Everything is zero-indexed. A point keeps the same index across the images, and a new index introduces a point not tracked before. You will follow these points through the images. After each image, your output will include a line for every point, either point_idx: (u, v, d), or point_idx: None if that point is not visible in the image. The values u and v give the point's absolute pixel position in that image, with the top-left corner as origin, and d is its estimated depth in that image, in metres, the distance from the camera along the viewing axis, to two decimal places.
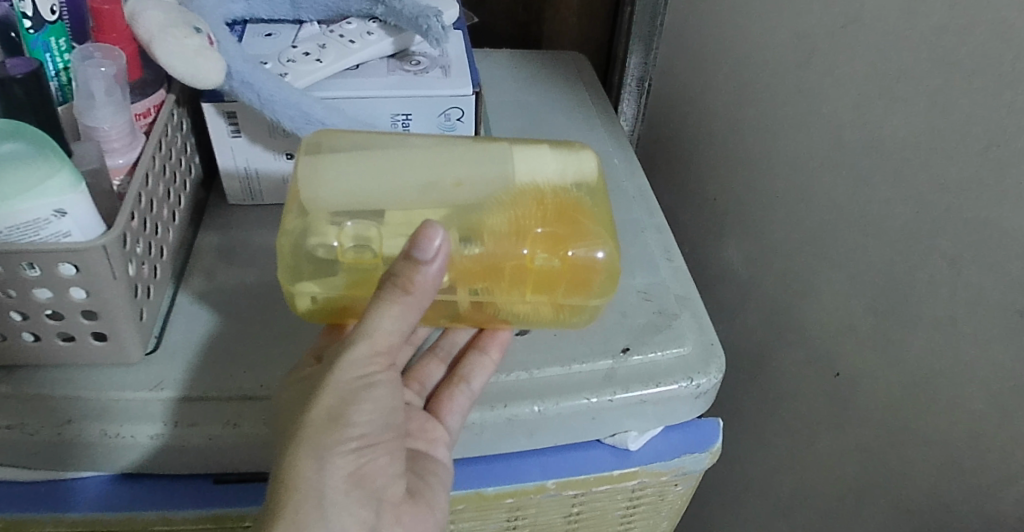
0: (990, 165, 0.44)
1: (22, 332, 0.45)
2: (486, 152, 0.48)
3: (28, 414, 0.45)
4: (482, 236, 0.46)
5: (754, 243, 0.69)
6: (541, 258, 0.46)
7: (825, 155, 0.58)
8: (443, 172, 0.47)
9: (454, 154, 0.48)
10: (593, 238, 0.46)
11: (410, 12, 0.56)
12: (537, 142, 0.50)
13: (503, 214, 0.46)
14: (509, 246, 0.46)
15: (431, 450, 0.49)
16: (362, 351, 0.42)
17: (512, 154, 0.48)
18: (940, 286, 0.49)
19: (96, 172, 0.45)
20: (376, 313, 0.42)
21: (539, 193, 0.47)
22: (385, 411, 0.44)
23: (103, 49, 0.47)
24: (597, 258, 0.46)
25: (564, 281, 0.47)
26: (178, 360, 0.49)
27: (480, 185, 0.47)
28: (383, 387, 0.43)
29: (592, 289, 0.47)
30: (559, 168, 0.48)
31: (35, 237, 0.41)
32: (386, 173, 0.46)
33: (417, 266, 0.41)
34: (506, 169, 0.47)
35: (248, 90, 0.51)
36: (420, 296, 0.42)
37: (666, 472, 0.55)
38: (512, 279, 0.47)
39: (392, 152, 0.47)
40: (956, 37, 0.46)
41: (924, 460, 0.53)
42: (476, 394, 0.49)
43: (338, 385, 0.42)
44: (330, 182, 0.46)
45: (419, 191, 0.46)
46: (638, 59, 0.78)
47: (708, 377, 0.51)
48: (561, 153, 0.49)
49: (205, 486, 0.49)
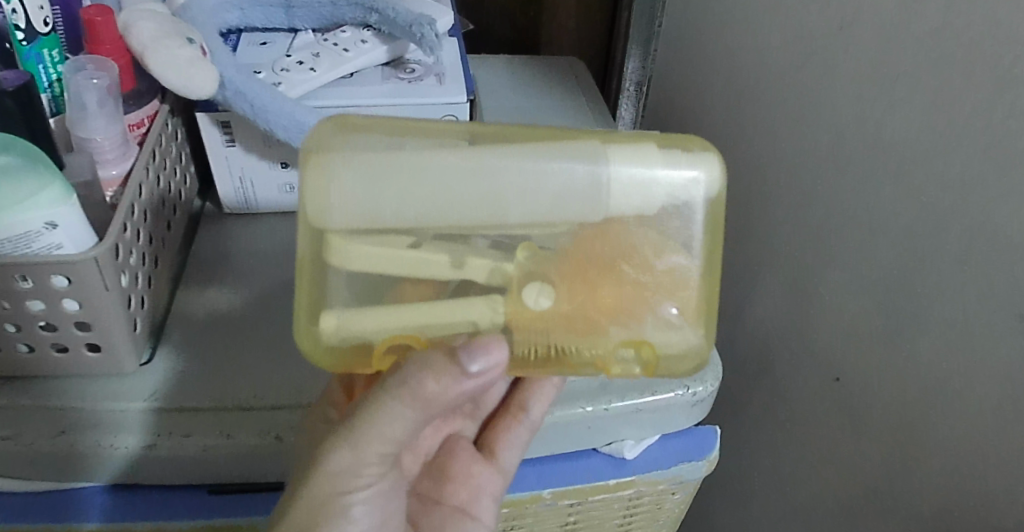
0: (990, 168, 0.44)
1: (17, 343, 0.45)
2: (570, 161, 0.39)
3: (22, 425, 0.45)
4: (551, 297, 0.40)
5: (754, 249, 0.68)
6: (619, 365, 0.41)
7: (824, 160, 0.57)
8: (505, 183, 0.38)
9: (528, 164, 0.39)
10: (681, 326, 0.41)
11: (404, 20, 0.56)
12: (640, 138, 0.40)
13: (573, 286, 0.40)
14: (587, 315, 0.40)
15: (473, 500, 0.50)
16: (343, 459, 0.40)
17: (608, 168, 0.39)
18: (939, 291, 0.49)
19: (89, 184, 0.45)
20: (373, 416, 0.39)
21: (625, 249, 0.40)
22: (366, 526, 0.43)
23: (96, 60, 0.47)
24: (686, 342, 0.41)
25: (651, 357, 0.41)
26: (173, 370, 0.49)
27: (552, 202, 0.39)
28: (363, 503, 0.42)
29: (676, 368, 0.43)
30: (662, 192, 0.39)
31: (28, 249, 0.41)
32: (443, 192, 0.38)
33: (458, 372, 0.37)
34: (592, 193, 0.39)
35: (240, 100, 0.51)
36: (432, 398, 0.38)
37: (663, 480, 0.54)
38: (583, 361, 0.41)
39: (450, 156, 0.38)
40: (953, 39, 0.45)
41: (926, 466, 0.53)
42: (536, 426, 0.48)
43: (317, 498, 0.41)
44: (361, 201, 0.38)
45: (477, 205, 0.39)
46: (636, 63, 0.78)
47: (704, 385, 0.50)
48: (675, 160, 0.40)
49: (200, 496, 0.49)
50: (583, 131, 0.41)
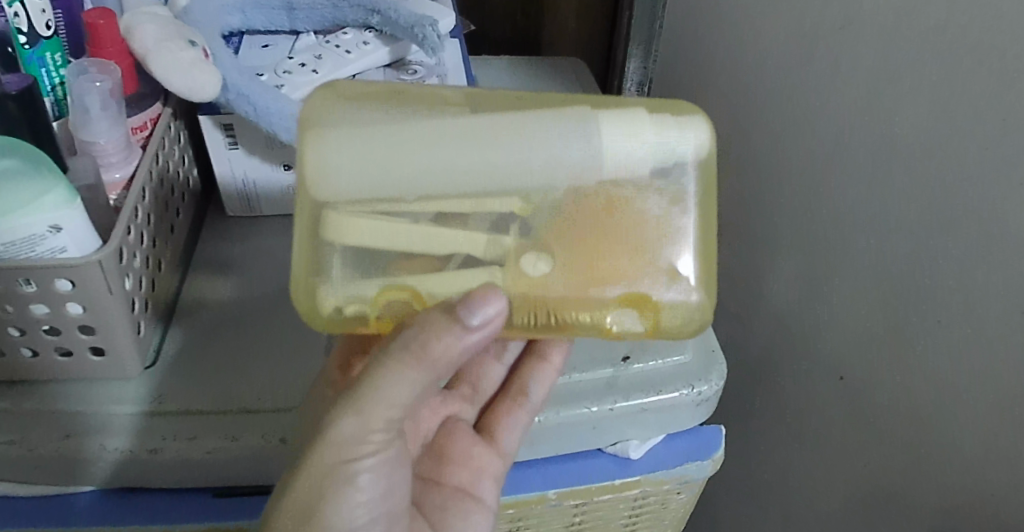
0: (994, 165, 0.44)
1: (21, 348, 0.45)
2: (561, 127, 0.39)
3: (27, 429, 0.45)
4: (550, 263, 0.41)
5: (757, 248, 0.68)
6: (619, 323, 0.41)
7: (827, 158, 0.57)
8: (501, 154, 0.39)
9: (518, 134, 0.39)
10: (687, 283, 0.41)
11: (405, 21, 0.56)
12: (631, 102, 0.41)
13: (576, 246, 0.40)
14: (588, 281, 0.41)
15: (476, 480, 0.49)
16: (351, 427, 0.40)
17: (600, 136, 0.39)
18: (945, 288, 0.49)
19: (91, 188, 0.45)
20: (376, 382, 0.39)
21: (624, 208, 0.40)
22: (375, 500, 0.42)
23: (98, 63, 0.47)
24: (691, 301, 0.41)
25: (653, 321, 0.42)
26: (176, 372, 0.49)
27: (548, 173, 0.39)
28: (373, 472, 0.42)
29: (679, 332, 0.43)
30: (658, 153, 0.40)
31: (32, 252, 0.41)
32: (436, 164, 0.39)
33: (458, 327, 0.38)
34: (587, 159, 0.39)
35: (243, 103, 0.50)
36: (437, 360, 0.38)
37: (669, 480, 0.54)
38: (582, 323, 0.41)
39: (441, 125, 0.39)
40: (957, 37, 0.45)
41: (932, 464, 0.53)
42: (536, 411, 0.49)
43: (324, 469, 0.40)
44: (357, 177, 0.38)
45: (472, 177, 0.39)
46: (637, 63, 0.77)
47: (709, 384, 0.50)
48: (666, 124, 0.40)
49: (205, 499, 0.49)
50: (574, 99, 0.41)
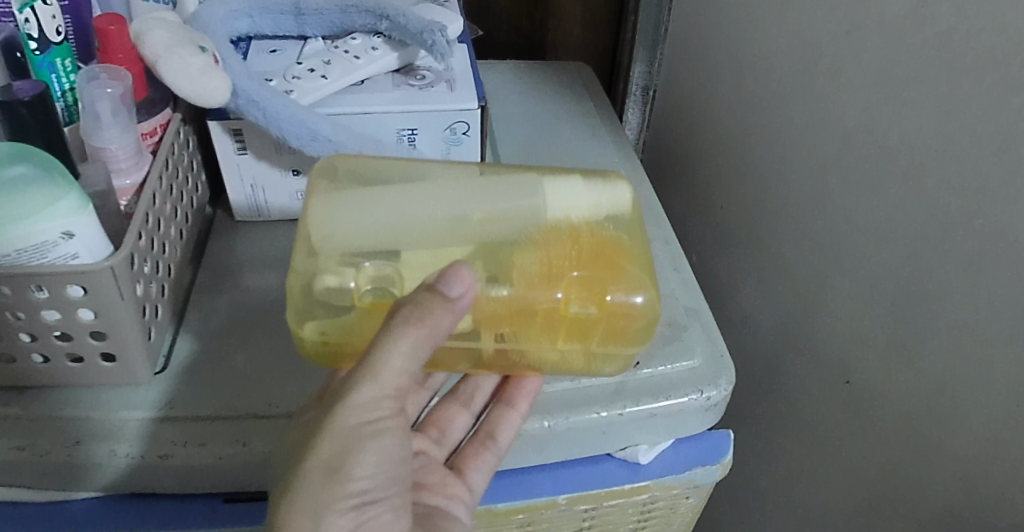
0: (999, 170, 0.44)
1: (32, 354, 0.45)
2: (513, 187, 0.44)
3: (38, 435, 0.45)
4: (511, 279, 0.43)
5: (762, 253, 0.68)
6: (576, 305, 0.43)
7: (833, 163, 0.57)
8: (469, 205, 0.44)
9: (481, 188, 0.45)
10: (634, 283, 0.44)
11: (414, 27, 0.56)
12: (572, 172, 0.46)
13: (535, 255, 0.43)
14: (542, 289, 0.43)
15: (450, 507, 0.49)
16: (368, 392, 0.40)
17: (544, 185, 0.45)
18: (950, 294, 0.49)
19: (103, 195, 0.45)
20: (385, 348, 0.39)
21: (574, 231, 0.44)
22: (388, 463, 0.43)
23: (109, 69, 0.47)
24: (636, 304, 0.43)
25: (601, 328, 0.44)
26: (186, 378, 0.49)
27: (510, 222, 0.44)
28: (389, 435, 0.42)
29: (629, 338, 0.45)
30: (594, 200, 0.45)
31: (44, 259, 0.41)
32: (409, 212, 0.43)
33: (443, 300, 0.39)
34: (535, 208, 0.44)
35: (253, 108, 0.51)
36: (438, 333, 0.40)
37: (678, 485, 0.54)
38: (543, 325, 0.44)
39: (414, 186, 0.45)
40: (963, 42, 0.45)
41: (938, 468, 0.53)
42: (504, 452, 0.50)
43: (343, 432, 0.41)
44: (342, 225, 0.43)
45: (445, 227, 0.44)
46: (643, 68, 0.79)
47: (718, 389, 0.50)
48: (599, 187, 0.46)
49: (215, 504, 0.48)
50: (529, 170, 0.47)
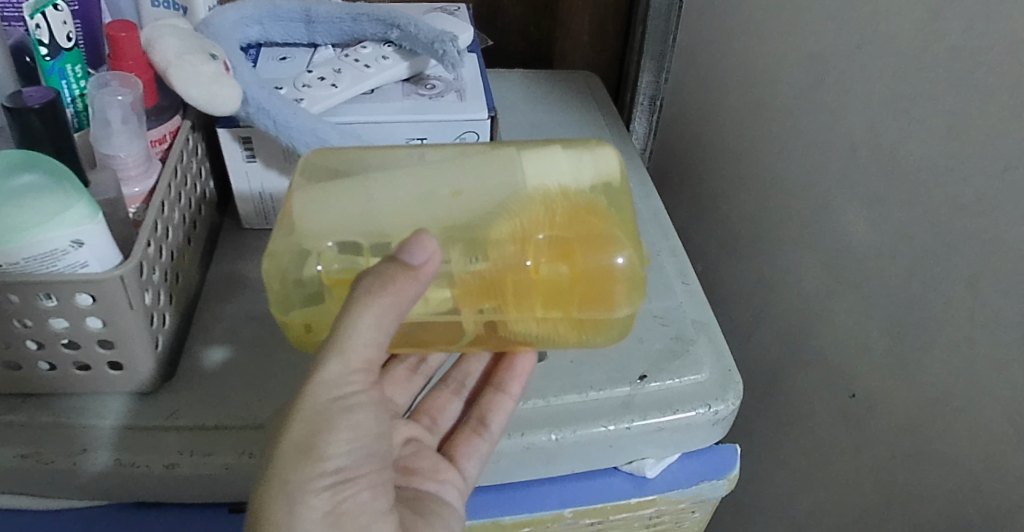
0: (1008, 187, 0.44)
1: (38, 361, 0.44)
2: (491, 162, 0.45)
3: (43, 444, 0.45)
4: (486, 252, 0.44)
5: (767, 265, 0.68)
6: (546, 270, 0.44)
7: (841, 177, 0.57)
8: (441, 182, 0.45)
9: (459, 165, 0.46)
10: (613, 244, 0.44)
11: (425, 36, 0.57)
12: (551, 142, 0.47)
13: (512, 226, 0.44)
14: (520, 258, 0.44)
15: (440, 491, 0.48)
16: (335, 368, 0.39)
17: (521, 158, 0.46)
18: (958, 310, 0.49)
19: (112, 202, 0.45)
20: (346, 323, 0.39)
21: (550, 199, 0.44)
22: (365, 438, 0.41)
23: (120, 77, 0.47)
24: (617, 265, 0.44)
25: (584, 295, 0.45)
26: (192, 388, 0.48)
27: (480, 195, 0.44)
28: (363, 411, 0.41)
29: (616, 302, 0.45)
30: (574, 169, 0.46)
31: (53, 267, 0.40)
32: (386, 192, 0.44)
33: (404, 269, 0.39)
34: (515, 178, 0.45)
35: (264, 117, 0.51)
36: (397, 301, 0.39)
37: (684, 499, 0.54)
38: (526, 296, 0.44)
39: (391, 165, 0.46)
40: (972, 60, 0.45)
41: (943, 485, 0.52)
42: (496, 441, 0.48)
43: (312, 410, 0.39)
44: (318, 208, 0.44)
45: (419, 203, 0.44)
46: (650, 78, 0.78)
47: (726, 403, 0.50)
48: (578, 154, 0.46)
49: (220, 515, 0.48)
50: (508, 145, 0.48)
